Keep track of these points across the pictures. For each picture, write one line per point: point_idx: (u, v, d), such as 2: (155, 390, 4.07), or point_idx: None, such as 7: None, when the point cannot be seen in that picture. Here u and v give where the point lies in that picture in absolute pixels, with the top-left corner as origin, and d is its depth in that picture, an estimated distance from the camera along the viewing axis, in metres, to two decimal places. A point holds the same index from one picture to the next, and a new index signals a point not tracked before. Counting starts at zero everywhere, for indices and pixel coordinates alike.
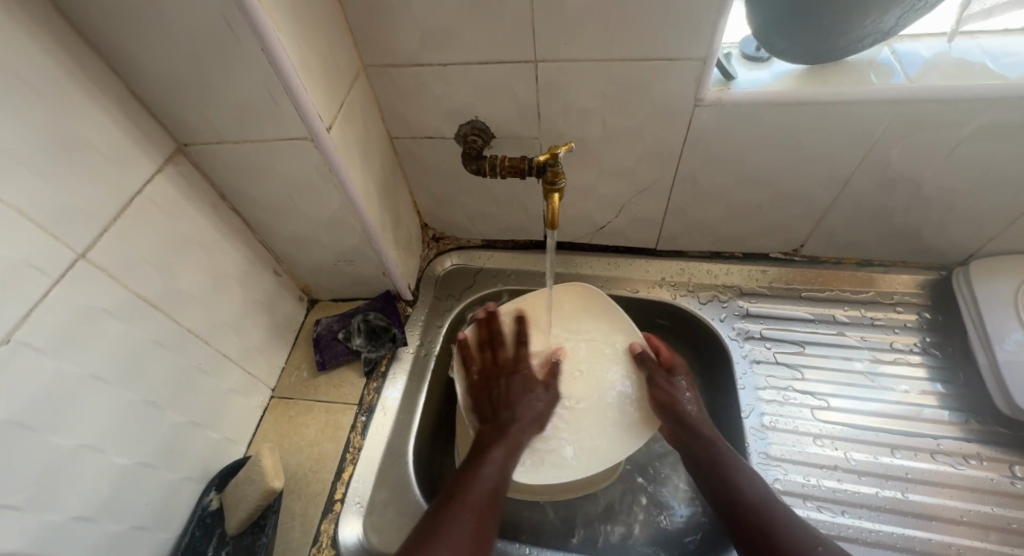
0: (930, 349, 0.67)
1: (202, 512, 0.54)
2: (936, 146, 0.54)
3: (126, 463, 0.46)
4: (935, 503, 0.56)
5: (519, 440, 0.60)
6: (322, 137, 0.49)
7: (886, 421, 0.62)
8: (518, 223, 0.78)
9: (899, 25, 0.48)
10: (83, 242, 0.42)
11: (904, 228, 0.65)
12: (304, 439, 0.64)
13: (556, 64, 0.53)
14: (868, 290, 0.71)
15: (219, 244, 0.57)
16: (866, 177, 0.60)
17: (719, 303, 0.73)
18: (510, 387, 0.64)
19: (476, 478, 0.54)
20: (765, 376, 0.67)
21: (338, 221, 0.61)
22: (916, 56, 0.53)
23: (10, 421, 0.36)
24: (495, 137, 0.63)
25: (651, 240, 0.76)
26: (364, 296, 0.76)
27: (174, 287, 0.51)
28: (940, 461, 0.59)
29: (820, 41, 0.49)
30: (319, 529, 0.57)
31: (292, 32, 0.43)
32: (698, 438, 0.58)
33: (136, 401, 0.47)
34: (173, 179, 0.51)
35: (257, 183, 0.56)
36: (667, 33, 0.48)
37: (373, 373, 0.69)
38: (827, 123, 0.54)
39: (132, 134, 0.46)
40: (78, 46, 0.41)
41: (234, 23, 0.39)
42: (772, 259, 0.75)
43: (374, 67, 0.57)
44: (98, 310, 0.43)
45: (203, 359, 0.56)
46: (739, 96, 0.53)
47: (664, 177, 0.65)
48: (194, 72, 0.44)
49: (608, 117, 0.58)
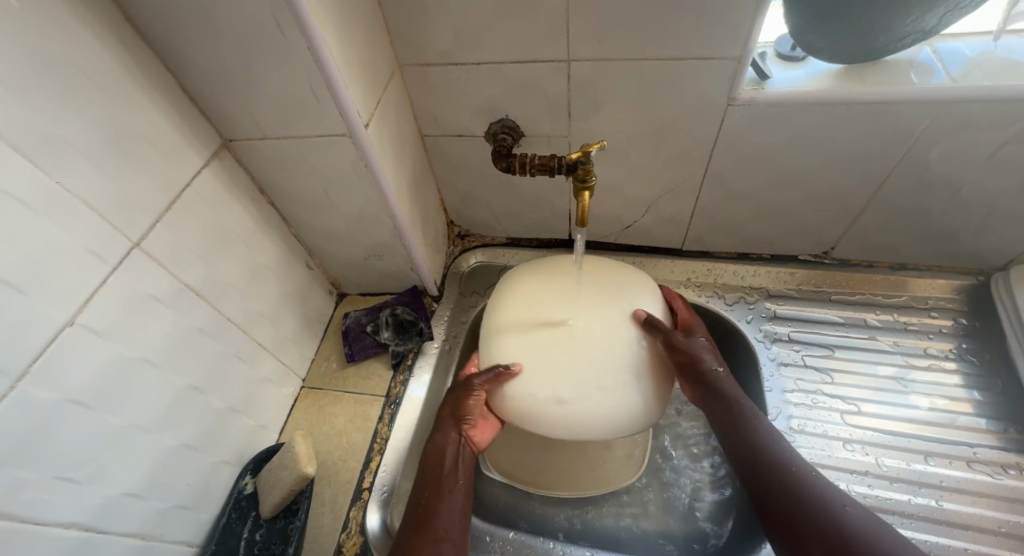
0: (966, 355, 0.65)
1: (238, 495, 0.56)
2: (978, 147, 0.53)
3: (172, 444, 0.48)
4: (970, 513, 0.55)
5: (460, 449, 0.57)
6: (359, 133, 0.51)
7: (918, 427, 0.61)
8: (544, 221, 0.78)
9: (942, 24, 0.47)
10: (137, 232, 0.44)
11: (942, 231, 0.64)
12: (333, 428, 0.66)
13: (588, 63, 0.54)
14: (901, 294, 0.70)
15: (257, 235, 0.59)
16: (903, 179, 0.59)
17: (745, 304, 0.73)
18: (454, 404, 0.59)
19: (450, 461, 0.55)
20: (794, 379, 0.66)
21: (370, 216, 0.62)
22: (958, 55, 0.52)
23: (71, 399, 0.39)
24: (525, 135, 0.64)
25: (677, 239, 0.76)
26: (392, 291, 0.78)
27: (216, 277, 0.53)
28: (976, 469, 0.57)
29: (859, 39, 0.49)
30: (348, 516, 0.58)
31: (335, 31, 0.45)
32: (730, 398, 0.54)
33: (183, 385, 0.49)
34: (218, 173, 0.53)
35: (295, 179, 0.58)
36: (701, 33, 0.48)
37: (400, 365, 0.71)
38: (863, 123, 0.53)
39: (184, 129, 0.48)
40: (136, 46, 0.43)
41: (283, 24, 0.41)
42: (800, 261, 0.74)
43: (409, 67, 0.59)
44: (149, 296, 0.45)
45: (241, 347, 0.58)
46: (773, 95, 0.53)
47: (693, 176, 0.65)
48: (243, 71, 0.46)
49: (639, 116, 0.58)
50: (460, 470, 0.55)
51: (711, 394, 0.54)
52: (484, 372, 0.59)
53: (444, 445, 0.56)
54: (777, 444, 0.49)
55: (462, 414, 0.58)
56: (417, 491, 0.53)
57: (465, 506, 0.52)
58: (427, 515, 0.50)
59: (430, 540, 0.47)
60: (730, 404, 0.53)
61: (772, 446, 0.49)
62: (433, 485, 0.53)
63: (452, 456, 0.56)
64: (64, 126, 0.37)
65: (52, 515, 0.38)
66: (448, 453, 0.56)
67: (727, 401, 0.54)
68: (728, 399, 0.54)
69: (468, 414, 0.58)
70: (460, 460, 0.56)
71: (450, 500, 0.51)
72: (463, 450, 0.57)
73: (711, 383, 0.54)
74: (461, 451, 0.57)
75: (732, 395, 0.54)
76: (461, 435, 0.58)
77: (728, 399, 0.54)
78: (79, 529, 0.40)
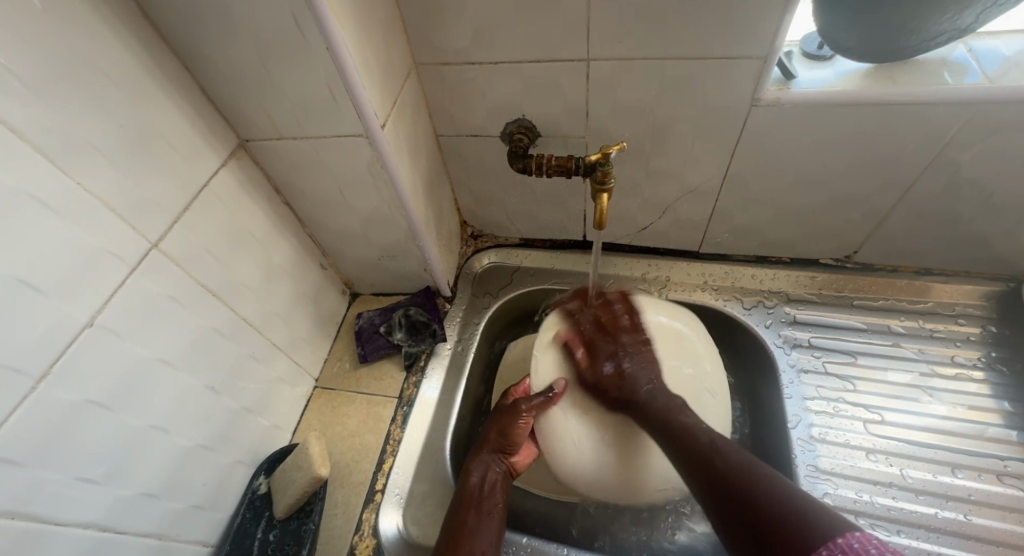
0: (995, 365, 0.63)
1: (252, 495, 0.56)
2: (1013, 150, 0.51)
3: (189, 445, 0.48)
4: (1000, 528, 0.53)
5: (500, 472, 0.57)
6: (376, 134, 0.50)
7: (945, 438, 0.59)
8: (559, 222, 0.77)
9: (978, 23, 0.45)
10: (156, 233, 0.44)
11: (972, 236, 0.62)
12: (347, 429, 0.65)
13: (608, 63, 0.53)
14: (926, 300, 0.68)
15: (272, 236, 0.59)
16: (932, 183, 0.57)
17: (764, 309, 0.71)
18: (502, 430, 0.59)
19: (488, 485, 0.55)
20: (815, 386, 0.65)
21: (385, 216, 0.62)
22: (995, 55, 0.50)
23: (92, 400, 0.39)
24: (541, 136, 0.63)
25: (695, 242, 0.74)
26: (405, 291, 0.77)
27: (232, 277, 0.53)
28: (1006, 483, 0.56)
29: (890, 37, 0.47)
30: (361, 517, 0.58)
31: (354, 30, 0.44)
32: (668, 424, 0.51)
33: (199, 385, 0.49)
34: (234, 173, 0.53)
35: (310, 179, 0.58)
36: (726, 32, 0.47)
37: (413, 367, 0.70)
38: (892, 125, 0.52)
39: (202, 130, 0.48)
40: (156, 46, 0.43)
41: (303, 25, 0.40)
42: (822, 265, 0.72)
43: (426, 66, 0.58)
44: (167, 297, 0.45)
45: (256, 347, 0.57)
46: (799, 95, 0.51)
47: (713, 178, 0.63)
48: (260, 70, 0.45)
49: (659, 116, 0.57)
50: (498, 493, 0.55)
51: (653, 423, 0.53)
52: (532, 397, 0.60)
53: (481, 470, 0.56)
54: (719, 459, 0.44)
55: (508, 441, 0.58)
56: (454, 509, 0.53)
57: (500, 531, 0.52)
58: (463, 532, 0.50)
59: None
60: (665, 431, 0.51)
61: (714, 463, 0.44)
62: (473, 503, 0.53)
63: (491, 479, 0.56)
64: (85, 127, 0.37)
65: (73, 515, 0.38)
66: (488, 477, 0.56)
67: (664, 426, 0.51)
68: (664, 426, 0.51)
69: (514, 442, 0.59)
70: (498, 484, 0.56)
71: (485, 521, 0.52)
72: (504, 477, 0.57)
73: (645, 414, 0.54)
74: (497, 473, 0.57)
75: (667, 418, 0.52)
76: (505, 461, 0.58)
77: (661, 427, 0.52)
78: (98, 529, 0.40)
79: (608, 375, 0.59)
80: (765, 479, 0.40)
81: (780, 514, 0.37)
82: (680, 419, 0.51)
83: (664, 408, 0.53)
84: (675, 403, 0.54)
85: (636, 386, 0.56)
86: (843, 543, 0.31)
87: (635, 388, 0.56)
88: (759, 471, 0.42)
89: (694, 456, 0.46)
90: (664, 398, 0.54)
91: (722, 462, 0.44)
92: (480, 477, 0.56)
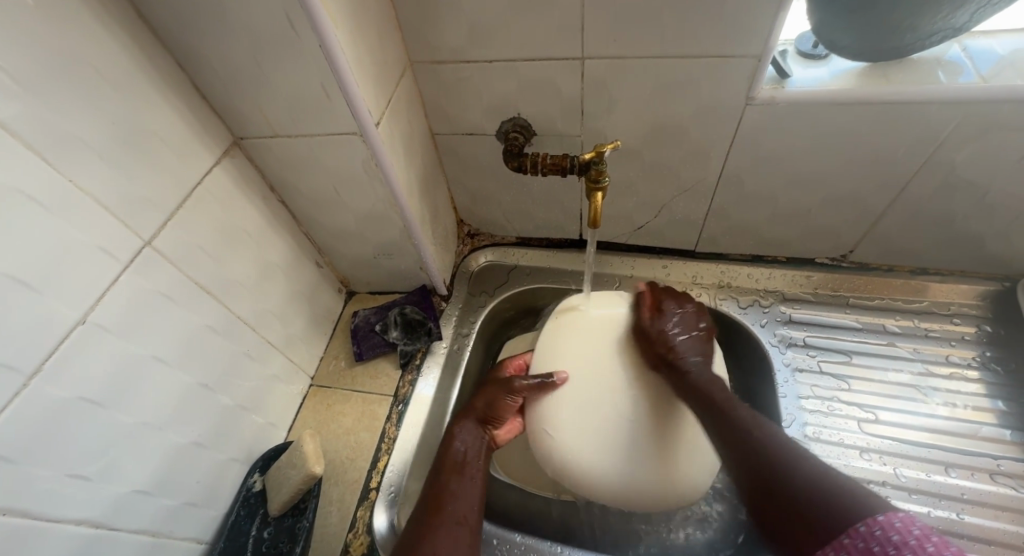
0: (989, 364, 0.63)
1: (247, 493, 0.56)
2: (1007, 149, 0.51)
3: (182, 442, 0.49)
4: (992, 527, 0.53)
5: (483, 444, 0.56)
6: (370, 132, 0.50)
7: (938, 437, 0.59)
8: (555, 221, 0.77)
9: (972, 22, 0.45)
10: (149, 231, 0.44)
11: (966, 235, 0.62)
12: (342, 427, 0.65)
13: (602, 62, 0.53)
14: (922, 300, 0.68)
15: (267, 234, 0.59)
16: (927, 182, 0.57)
17: (759, 308, 0.71)
18: (493, 404, 0.58)
19: (471, 454, 0.54)
20: (809, 385, 0.65)
21: (380, 214, 0.62)
22: (989, 54, 0.50)
23: (84, 397, 0.39)
24: (536, 134, 0.63)
25: (691, 241, 0.74)
26: (401, 290, 0.77)
27: (226, 274, 0.53)
28: (999, 482, 0.56)
29: (884, 36, 0.47)
30: (355, 515, 0.58)
31: (347, 27, 0.44)
32: (710, 398, 0.49)
33: (193, 383, 0.49)
34: (229, 171, 0.53)
35: (305, 177, 0.58)
36: (719, 31, 0.47)
37: (408, 365, 0.70)
38: (886, 124, 0.52)
39: (196, 128, 0.48)
40: (149, 43, 0.43)
41: (295, 22, 0.40)
42: (817, 264, 0.72)
43: (421, 64, 0.58)
44: (159, 295, 0.45)
45: (251, 345, 0.58)
46: (794, 94, 0.51)
47: (709, 177, 0.63)
48: (254, 68, 0.45)
49: (654, 115, 0.57)
50: (481, 462, 0.54)
51: (695, 396, 0.50)
52: (529, 377, 0.59)
53: (465, 438, 0.55)
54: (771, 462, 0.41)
55: (493, 413, 0.58)
56: (436, 472, 0.52)
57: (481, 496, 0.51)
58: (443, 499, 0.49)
59: (449, 522, 0.47)
60: (710, 406, 0.48)
61: (755, 445, 0.43)
62: (455, 469, 0.52)
63: (474, 448, 0.55)
64: (76, 124, 0.37)
65: (64, 512, 0.38)
66: (470, 447, 0.55)
67: (704, 400, 0.49)
68: (705, 399, 0.49)
69: (500, 415, 0.58)
70: (482, 453, 0.55)
71: (464, 487, 0.50)
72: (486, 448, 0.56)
73: (684, 385, 0.52)
74: (478, 442, 0.56)
75: (708, 393, 0.50)
76: (486, 432, 0.57)
77: (704, 399, 0.49)
78: (90, 526, 0.40)
79: (660, 334, 0.56)
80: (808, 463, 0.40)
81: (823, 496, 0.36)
82: (723, 396, 0.49)
83: (710, 381, 0.51)
84: (719, 382, 0.51)
85: (683, 354, 0.54)
86: (883, 521, 0.31)
87: (684, 357, 0.53)
88: (805, 457, 0.41)
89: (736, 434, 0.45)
90: (710, 374, 0.52)
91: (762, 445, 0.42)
92: (462, 445, 0.55)
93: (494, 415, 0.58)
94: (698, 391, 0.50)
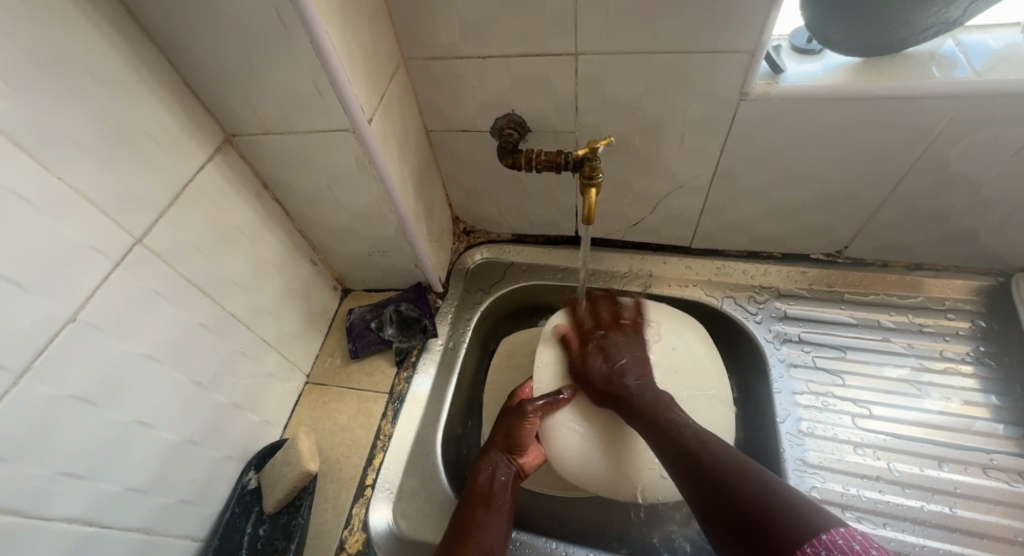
0: (984, 359, 0.63)
1: (242, 490, 0.56)
2: (1000, 144, 0.51)
3: (175, 440, 0.48)
4: (985, 521, 0.53)
5: (507, 475, 0.57)
6: (363, 129, 0.50)
7: (932, 432, 0.60)
8: (550, 218, 0.77)
9: (965, 16, 0.45)
10: (141, 228, 0.44)
11: (961, 231, 0.62)
12: (337, 424, 0.65)
13: (595, 57, 0.53)
14: (917, 295, 0.68)
15: (260, 231, 0.59)
16: (921, 177, 0.57)
17: (754, 304, 0.71)
18: (508, 430, 0.59)
19: (499, 485, 0.55)
20: (804, 381, 0.65)
21: (374, 211, 0.62)
22: (983, 48, 0.50)
23: (75, 395, 0.39)
24: (531, 131, 0.63)
25: (686, 237, 0.74)
26: (397, 287, 0.77)
27: (219, 272, 0.53)
28: (992, 476, 0.56)
29: (877, 31, 0.47)
30: (351, 512, 0.58)
31: (339, 24, 0.44)
32: (656, 417, 0.51)
33: (186, 380, 0.49)
34: (221, 168, 0.53)
35: (299, 174, 0.57)
36: (713, 25, 0.47)
37: (404, 362, 0.70)
38: (880, 119, 0.51)
39: (187, 125, 0.48)
40: (139, 39, 0.42)
41: (285, 17, 0.40)
42: (813, 260, 0.72)
43: (414, 61, 0.58)
44: (152, 293, 0.45)
45: (245, 343, 0.57)
46: (788, 89, 0.51)
47: (703, 173, 0.63)
48: (245, 65, 0.45)
49: (649, 111, 0.57)
50: (508, 493, 0.55)
51: (642, 418, 0.52)
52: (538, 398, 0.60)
53: (491, 468, 0.57)
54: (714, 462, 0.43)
55: (515, 442, 0.59)
56: (462, 504, 0.53)
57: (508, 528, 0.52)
58: (471, 529, 0.50)
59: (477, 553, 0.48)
60: (652, 420, 0.51)
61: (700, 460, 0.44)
62: (482, 501, 0.53)
63: (501, 478, 0.56)
64: (64, 121, 0.37)
65: (56, 510, 0.38)
66: (497, 478, 0.56)
67: (651, 422, 0.51)
68: (652, 420, 0.51)
69: (521, 442, 0.59)
70: (509, 486, 0.56)
71: (491, 518, 0.52)
72: (513, 478, 0.57)
73: (632, 404, 0.54)
74: (501, 471, 0.57)
75: (655, 413, 0.52)
76: (512, 462, 0.58)
77: (648, 421, 0.51)
78: (83, 524, 0.40)
79: (595, 365, 0.59)
80: (750, 467, 0.42)
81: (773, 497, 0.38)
82: (669, 415, 0.51)
83: (651, 405, 0.53)
84: (662, 398, 0.54)
85: (623, 381, 0.56)
86: (826, 541, 0.32)
87: (623, 383, 0.56)
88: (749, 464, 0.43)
89: (677, 449, 0.46)
90: (651, 393, 0.54)
91: (705, 457, 0.44)
92: (488, 475, 0.56)
93: (512, 442, 0.59)
94: (641, 410, 0.53)
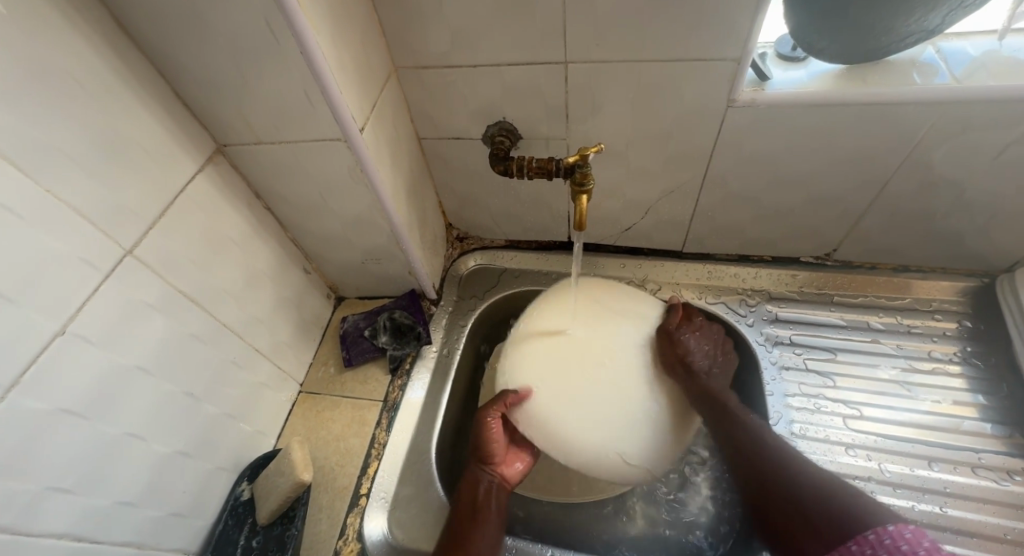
0: (971, 359, 0.64)
1: (234, 502, 0.56)
2: (982, 148, 0.52)
3: (166, 453, 0.48)
4: (974, 519, 0.54)
5: (484, 482, 0.57)
6: (354, 136, 0.50)
7: (921, 432, 0.60)
8: (543, 224, 0.77)
9: (945, 24, 0.46)
10: (131, 239, 0.44)
11: (946, 232, 0.63)
12: (331, 434, 0.65)
13: (583, 65, 0.53)
14: (904, 297, 0.69)
15: (253, 241, 0.59)
16: (906, 181, 0.58)
17: (746, 307, 0.72)
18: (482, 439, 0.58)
19: (482, 495, 0.55)
20: (796, 383, 0.65)
21: (367, 220, 0.62)
22: (963, 55, 0.51)
23: (64, 409, 0.38)
24: (522, 138, 0.63)
25: (677, 242, 0.75)
26: (390, 295, 0.77)
27: (211, 282, 0.53)
28: (981, 475, 0.57)
29: (859, 39, 0.48)
30: (345, 522, 0.58)
31: (328, 34, 0.44)
32: (722, 403, 0.56)
33: (177, 392, 0.49)
34: (213, 178, 0.53)
35: (290, 183, 0.57)
36: (699, 32, 0.48)
37: (398, 370, 0.70)
38: (865, 124, 0.52)
39: (178, 136, 0.48)
40: (129, 50, 0.42)
41: (274, 27, 0.40)
42: (802, 263, 0.73)
43: (405, 70, 0.58)
44: (142, 304, 0.45)
45: (237, 353, 0.57)
46: (774, 97, 0.52)
47: (693, 177, 0.64)
48: (235, 76, 0.45)
49: (638, 119, 0.58)
50: (493, 504, 0.55)
51: (704, 400, 0.57)
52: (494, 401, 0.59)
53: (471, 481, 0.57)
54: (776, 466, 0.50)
55: (487, 450, 0.58)
56: (450, 522, 0.53)
57: (500, 534, 0.53)
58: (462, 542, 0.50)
59: None
60: (719, 407, 0.56)
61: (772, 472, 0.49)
62: (468, 516, 0.53)
63: (484, 488, 0.56)
64: (53, 134, 0.37)
65: (43, 526, 0.37)
66: (479, 488, 0.56)
67: (716, 408, 0.56)
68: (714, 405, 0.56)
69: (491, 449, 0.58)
70: (492, 494, 0.56)
71: (477, 528, 0.52)
72: (496, 487, 0.57)
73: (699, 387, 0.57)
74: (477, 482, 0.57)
75: (720, 398, 0.57)
76: (494, 471, 0.58)
77: (711, 404, 0.57)
78: (71, 540, 0.40)
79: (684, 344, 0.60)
80: (808, 474, 0.48)
81: (828, 508, 0.44)
82: (731, 403, 0.56)
83: (717, 390, 0.58)
84: (726, 389, 0.59)
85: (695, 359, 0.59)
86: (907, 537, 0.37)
87: (695, 362, 0.58)
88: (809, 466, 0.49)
89: (736, 437, 0.54)
90: (719, 383, 0.59)
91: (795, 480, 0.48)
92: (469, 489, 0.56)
93: (479, 450, 0.58)
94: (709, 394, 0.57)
